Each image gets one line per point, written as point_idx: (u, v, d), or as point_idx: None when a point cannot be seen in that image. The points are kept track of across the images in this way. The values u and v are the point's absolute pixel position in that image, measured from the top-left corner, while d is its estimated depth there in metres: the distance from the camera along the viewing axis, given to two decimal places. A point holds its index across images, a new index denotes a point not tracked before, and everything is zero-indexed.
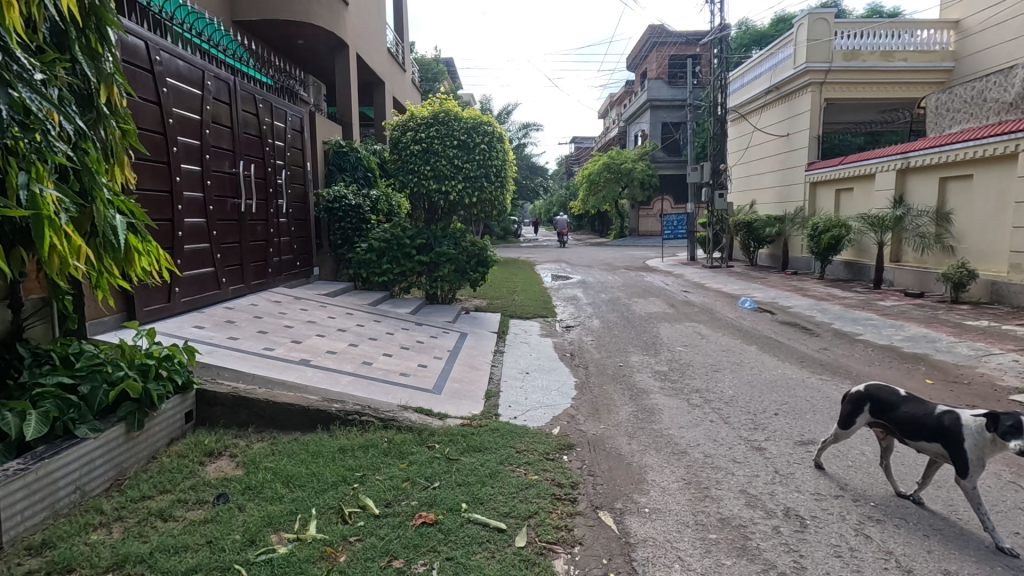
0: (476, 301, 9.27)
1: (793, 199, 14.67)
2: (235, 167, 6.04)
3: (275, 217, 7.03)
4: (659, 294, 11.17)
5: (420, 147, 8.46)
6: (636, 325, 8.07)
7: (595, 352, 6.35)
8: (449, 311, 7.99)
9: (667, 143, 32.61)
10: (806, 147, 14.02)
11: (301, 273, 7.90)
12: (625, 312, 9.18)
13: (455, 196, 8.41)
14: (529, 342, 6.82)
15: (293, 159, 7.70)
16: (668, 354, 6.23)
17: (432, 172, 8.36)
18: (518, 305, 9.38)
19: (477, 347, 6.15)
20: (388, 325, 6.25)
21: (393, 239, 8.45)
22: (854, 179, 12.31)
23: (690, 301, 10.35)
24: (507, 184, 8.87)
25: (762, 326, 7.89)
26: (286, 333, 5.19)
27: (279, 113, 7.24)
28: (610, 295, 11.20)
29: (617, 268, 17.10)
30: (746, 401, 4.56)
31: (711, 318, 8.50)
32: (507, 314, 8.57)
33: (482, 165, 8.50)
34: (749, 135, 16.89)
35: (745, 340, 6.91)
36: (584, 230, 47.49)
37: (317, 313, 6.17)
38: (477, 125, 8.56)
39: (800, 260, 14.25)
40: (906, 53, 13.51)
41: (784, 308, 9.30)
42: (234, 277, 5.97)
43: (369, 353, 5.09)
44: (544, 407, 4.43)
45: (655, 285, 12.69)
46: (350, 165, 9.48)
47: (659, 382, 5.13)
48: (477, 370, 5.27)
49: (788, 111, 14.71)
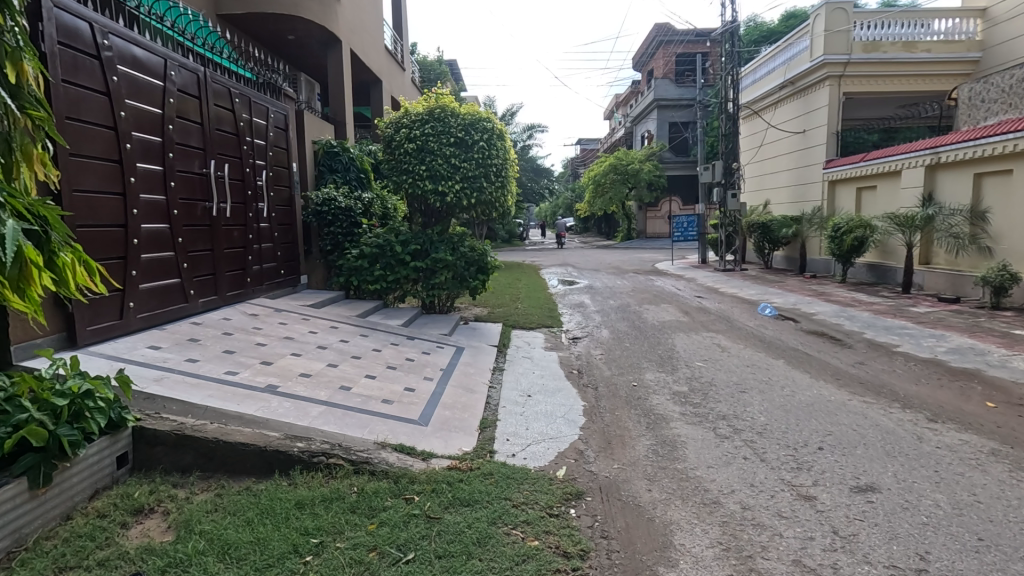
0: (476, 310, 8.66)
1: (810, 198, 13.98)
2: (207, 167, 5.48)
3: (255, 222, 6.47)
4: (672, 300, 10.53)
5: (415, 146, 7.85)
6: (649, 336, 7.42)
7: (605, 369, 5.72)
8: (447, 322, 7.38)
9: (675, 143, 31.92)
10: (824, 144, 13.35)
11: (287, 282, 7.35)
12: (636, 321, 8.52)
13: (453, 197, 7.82)
14: (532, 357, 6.20)
15: (278, 160, 7.15)
16: (687, 370, 5.59)
17: (429, 172, 7.76)
18: (521, 313, 8.78)
19: (474, 365, 5.54)
20: (375, 341, 5.65)
21: (386, 244, 7.87)
22: (877, 177, 11.63)
23: (706, 307, 9.69)
24: (509, 184, 8.27)
25: (787, 336, 7.22)
26: (256, 353, 4.60)
27: (260, 109, 6.69)
28: (620, 301, 10.56)
29: (625, 271, 16.49)
30: (783, 432, 3.91)
31: (731, 327, 7.85)
32: (509, 324, 7.96)
33: (482, 164, 7.91)
34: (762, 133, 16.23)
35: (772, 353, 6.24)
36: (591, 233, 46.85)
37: (297, 327, 5.58)
38: (477, 121, 7.97)
39: (819, 262, 13.55)
40: (929, 43, 12.82)
41: (808, 315, 8.63)
42: (205, 289, 5.41)
43: (348, 376, 4.48)
44: (548, 440, 3.81)
45: (666, 290, 12.06)
46: (341, 166, 8.92)
47: (679, 406, 4.50)
48: (472, 394, 4.66)
49: (804, 107, 14.04)
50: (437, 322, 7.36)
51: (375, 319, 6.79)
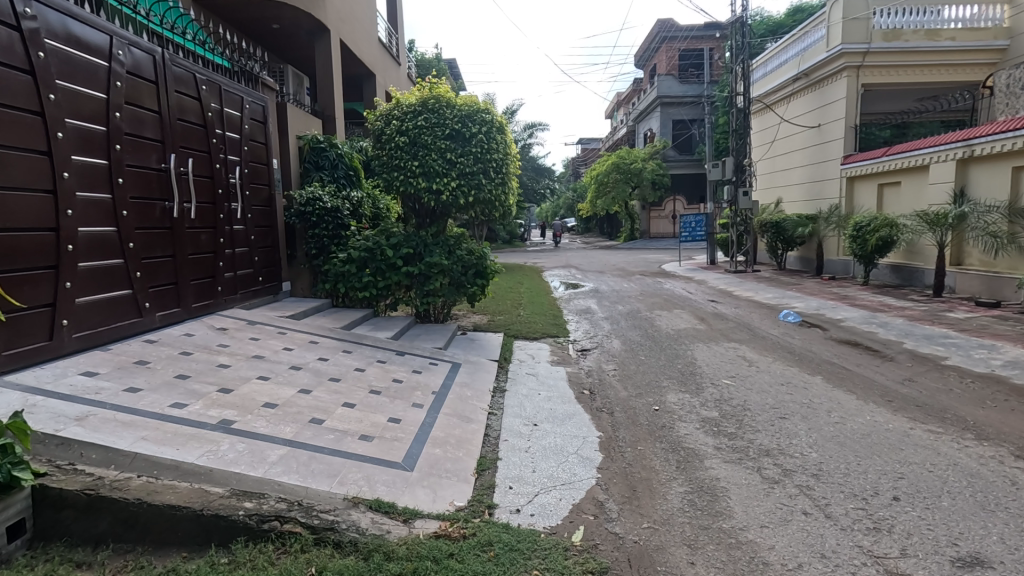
0: (475, 318, 7.97)
1: (826, 196, 13.31)
2: (166, 162, 4.81)
3: (228, 224, 5.81)
4: (685, 305, 9.86)
5: (407, 139, 7.19)
6: (666, 347, 6.72)
7: (621, 389, 5.03)
8: (442, 332, 6.72)
9: (679, 141, 31.23)
10: (841, 138, 12.65)
11: (266, 290, 6.69)
12: (649, 329, 7.84)
13: (448, 196, 7.15)
14: (537, 374, 5.52)
15: (257, 157, 6.50)
16: (713, 390, 4.92)
17: (421, 168, 7.09)
18: (523, 321, 8.11)
19: (472, 386, 4.85)
20: (359, 359, 4.96)
21: (375, 247, 7.19)
22: (901, 172, 10.96)
23: (723, 313, 9.01)
24: (509, 181, 7.59)
25: (818, 347, 6.53)
26: (216, 376, 3.92)
27: (233, 99, 6.02)
28: (629, 306, 9.87)
29: (631, 273, 15.85)
30: (844, 474, 3.24)
31: (754, 336, 7.17)
32: (510, 334, 7.29)
33: (481, 159, 7.24)
34: (774, 127, 15.53)
35: (806, 368, 5.54)
36: (592, 233, 46.20)
37: (269, 344, 4.90)
38: (474, 112, 7.30)
39: (837, 263, 12.85)
40: (953, 31, 12.13)
41: (836, 322, 7.95)
42: (164, 300, 4.75)
43: (323, 405, 3.79)
44: (560, 488, 3.14)
45: (677, 294, 11.40)
46: (329, 163, 8.26)
47: (712, 438, 3.83)
48: (468, 424, 3.97)
49: (820, 99, 13.36)
50: (431, 332, 6.70)
51: (363, 331, 6.12)
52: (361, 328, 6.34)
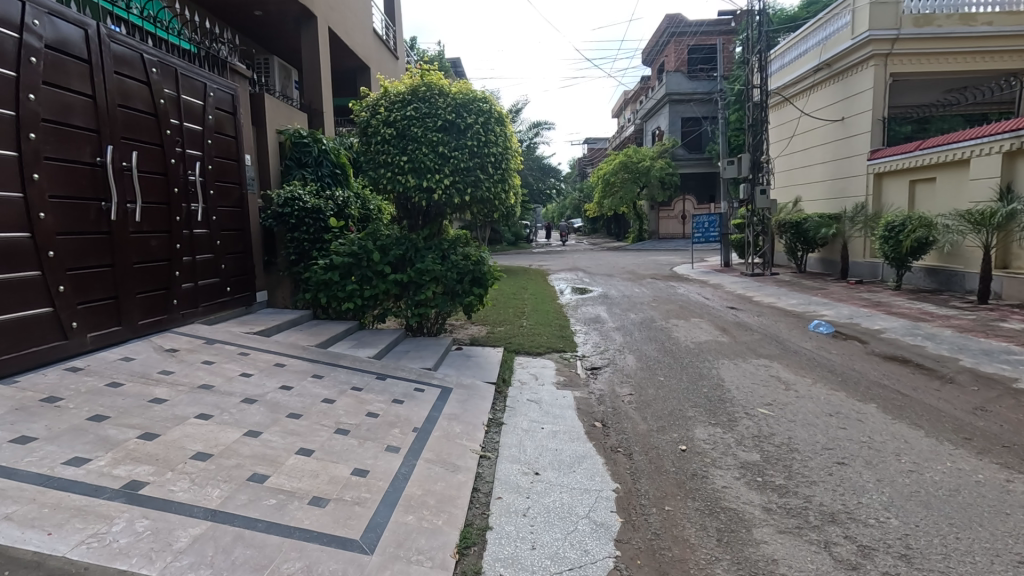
0: (472, 331, 7.20)
1: (851, 193, 12.47)
2: (101, 155, 4.08)
3: (186, 228, 5.07)
4: (703, 313, 9.05)
5: (395, 131, 6.45)
6: (687, 364, 5.93)
7: (639, 421, 4.25)
8: (434, 348, 5.98)
9: (688, 139, 30.40)
10: (869, 132, 11.81)
11: (236, 301, 5.95)
12: (666, 342, 7.04)
13: (440, 194, 6.41)
14: (540, 402, 4.74)
15: (224, 151, 5.77)
16: (751, 423, 4.13)
17: (410, 163, 6.35)
18: (526, 333, 7.35)
19: (463, 419, 4.09)
20: (330, 387, 4.20)
21: (360, 252, 6.47)
22: (936, 167, 10.14)
23: (746, 322, 8.20)
24: (510, 178, 6.82)
25: (861, 365, 5.72)
26: (142, 416, 3.17)
27: (193, 86, 5.30)
28: (642, 315, 9.08)
29: (642, 276, 15.08)
30: (943, 554, 2.46)
31: (786, 351, 6.36)
32: (512, 349, 6.54)
33: (477, 153, 6.48)
34: (794, 122, 14.69)
35: (855, 394, 4.73)
36: (600, 233, 45.47)
37: (224, 369, 4.15)
38: (469, 101, 6.56)
39: (864, 265, 12.00)
40: (990, 15, 11.36)
41: (874, 334, 7.13)
42: (100, 319, 4.04)
43: (271, 454, 3.04)
44: (567, 575, 2.40)
45: (693, 300, 10.60)
46: (312, 160, 7.55)
47: (759, 494, 3.06)
48: (454, 476, 3.20)
49: (844, 91, 12.54)
50: (424, 348, 5.97)
51: (344, 349, 5.40)
52: (342, 345, 5.62)
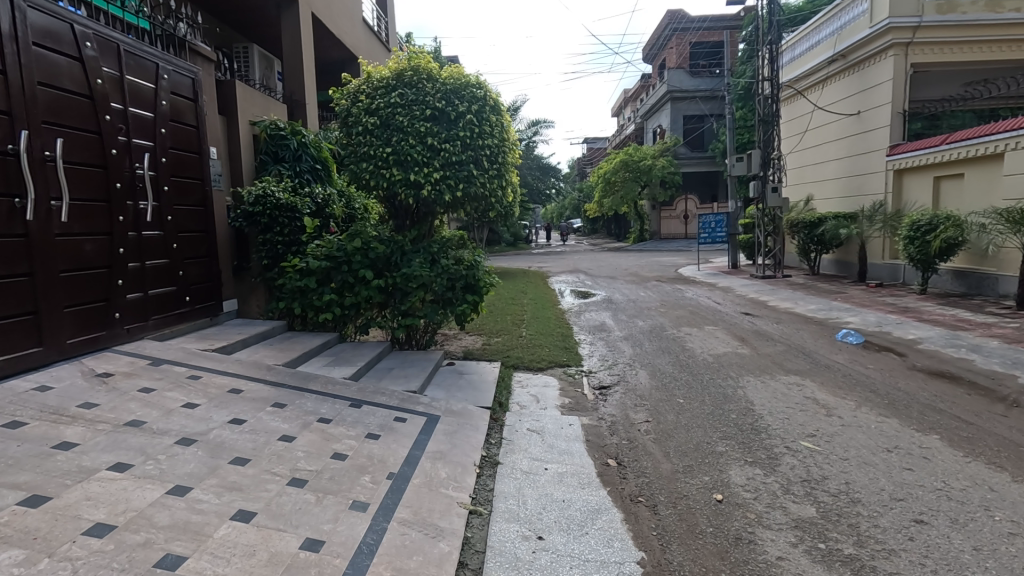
0: (466, 343, 6.50)
1: (869, 191, 11.80)
2: (15, 142, 3.42)
3: (131, 230, 4.37)
4: (717, 320, 8.37)
5: (378, 120, 5.77)
6: (708, 382, 5.23)
7: (661, 459, 3.57)
8: (421, 366, 5.26)
9: (691, 137, 29.68)
10: (888, 126, 11.16)
11: (198, 313, 5.23)
12: (680, 355, 6.36)
13: (429, 191, 5.72)
14: (542, 432, 4.06)
15: (183, 143, 5.07)
16: (796, 462, 3.45)
17: (395, 156, 5.67)
18: (526, 345, 6.68)
19: (451, 459, 3.40)
20: (291, 421, 3.50)
21: (339, 256, 5.80)
22: (965, 162, 9.50)
23: (765, 331, 7.51)
24: (507, 173, 6.12)
25: (906, 383, 5.05)
26: (35, 471, 2.47)
27: (143, 66, 4.60)
28: (651, 322, 8.39)
29: (647, 279, 14.40)
30: None
31: (816, 366, 5.67)
32: (509, 364, 5.85)
33: (471, 145, 5.79)
34: (806, 116, 14.00)
35: (910, 423, 4.05)
36: (600, 233, 44.85)
37: (164, 400, 3.45)
38: (461, 87, 5.87)
39: (883, 267, 11.32)
40: (1017, 2, 10.94)
41: (910, 345, 6.45)
42: (12, 339, 3.37)
43: (196, 522, 2.34)
44: None
45: (704, 305, 9.92)
46: (290, 155, 6.88)
47: (829, 570, 2.38)
48: (435, 545, 2.51)
49: (861, 82, 11.87)
50: (409, 365, 5.25)
51: (316, 369, 4.69)
52: (315, 364, 4.91)
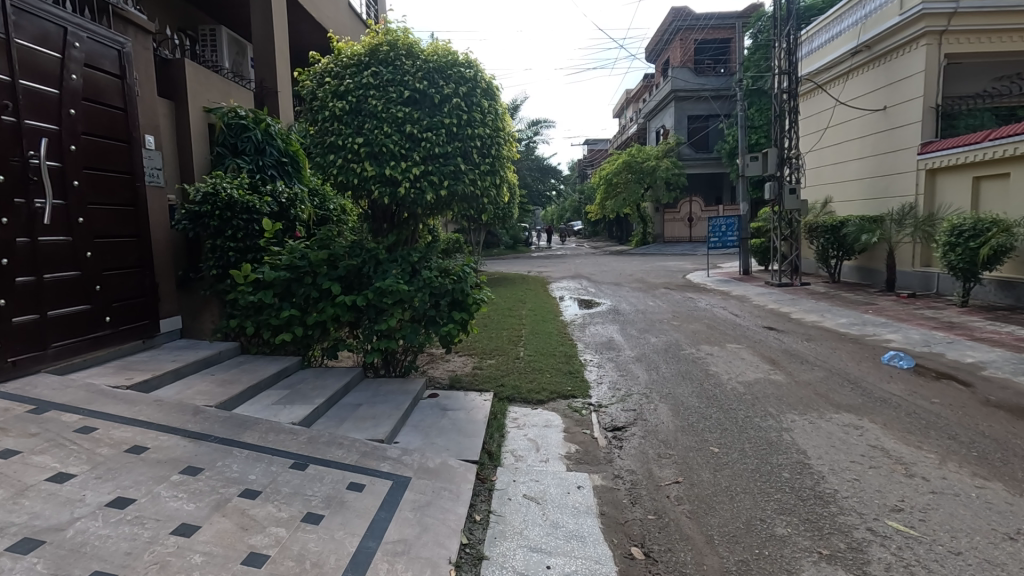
0: (454, 368, 5.56)
1: (897, 192, 10.88)
2: None
3: (22, 235, 3.44)
4: (740, 338, 7.44)
5: (347, 104, 4.84)
6: (745, 422, 4.29)
7: (705, 550, 2.64)
8: (391, 403, 4.28)
9: (696, 137, 28.77)
10: (919, 122, 10.24)
11: (124, 336, 4.29)
12: (705, 382, 5.42)
13: (407, 189, 4.80)
14: (544, 501, 3.12)
15: (102, 127, 4.13)
16: (892, 559, 2.51)
17: (366, 147, 4.75)
18: (524, 369, 5.74)
19: (419, 556, 2.47)
20: (200, 498, 2.56)
21: (302, 266, 4.88)
22: (1010, 160, 8.64)
23: (797, 351, 6.58)
24: (502, 168, 5.21)
25: (989, 424, 4.13)
26: None
27: (43, 30, 3.68)
28: (665, 338, 7.47)
29: (654, 286, 13.50)
30: None
31: (871, 400, 4.73)
32: (503, 396, 4.92)
33: (458, 134, 4.87)
34: (825, 113, 13.07)
35: (1021, 490, 3.11)
36: (602, 237, 43.93)
37: (24, 470, 2.52)
38: (447, 65, 4.94)
39: (913, 276, 10.42)
40: None
41: (973, 371, 5.52)
42: None
43: None
44: None
45: (722, 317, 9.00)
46: (252, 147, 5.94)
47: None
48: None
49: (888, 75, 10.97)
50: (378, 403, 4.27)
51: (259, 412, 3.71)
52: (260, 402, 3.92)
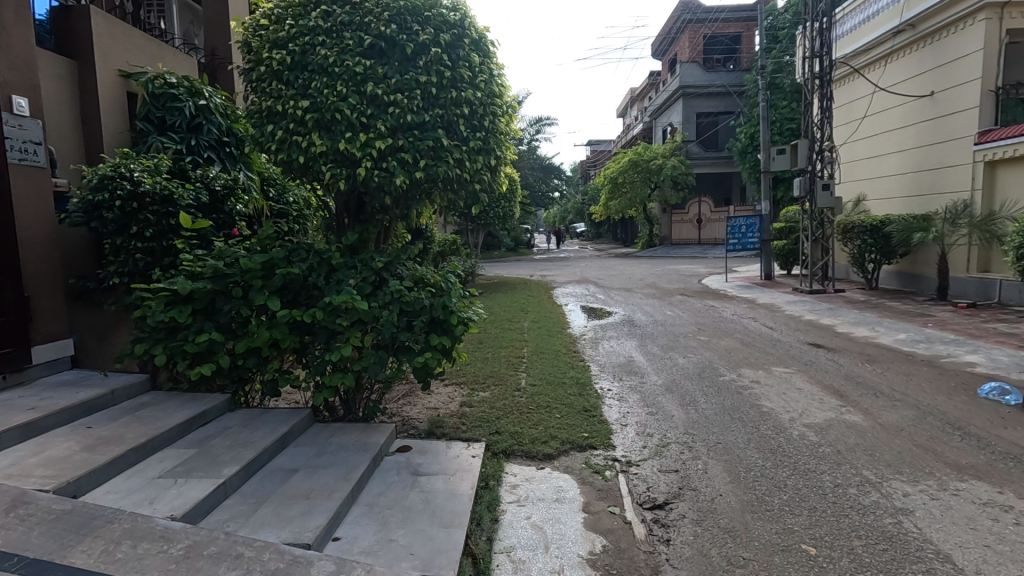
0: (435, 406, 4.33)
1: (948, 188, 9.61)
2: None
3: None
4: (785, 359, 6.19)
5: (289, 55, 3.59)
6: (838, 497, 3.04)
7: None
8: (337, 474, 3.00)
9: (705, 136, 27.52)
10: (976, 107, 9.00)
11: None
12: (761, 426, 4.15)
13: (369, 171, 3.56)
14: None
15: None
16: None
17: (314, 115, 3.51)
18: (525, 404, 4.47)
19: None
20: None
21: (230, 274, 3.63)
22: None
23: (864, 379, 5.32)
24: (496, 147, 3.97)
25: None
26: None
27: None
28: (694, 359, 6.22)
29: (668, 292, 12.28)
30: None
31: (999, 460, 3.47)
32: (499, 450, 3.66)
33: (438, 97, 3.64)
34: (862, 102, 11.81)
35: None
36: (605, 239, 42.67)
37: None
38: (423, 5, 3.69)
39: (969, 283, 9.17)
40: None
41: None
42: None
43: None
44: None
45: (755, 332, 7.75)
46: (184, 123, 4.67)
47: None
48: None
49: (936, 56, 9.73)
50: (317, 474, 2.98)
51: (122, 502, 2.45)
52: (136, 479, 2.66)
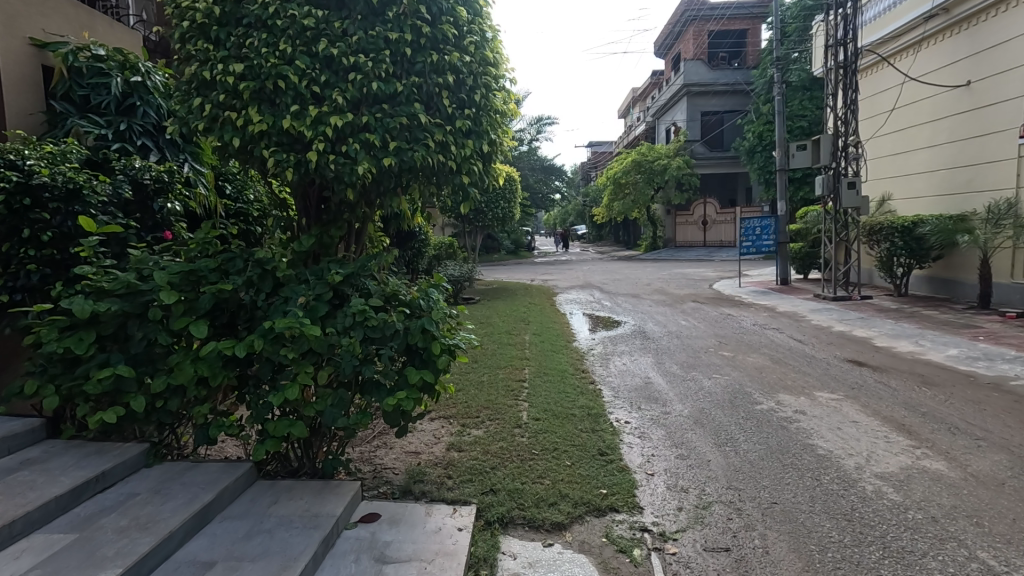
0: (416, 454, 3.49)
1: (989, 185, 8.78)
2: None
3: None
4: (827, 381, 5.34)
5: (221, 5, 2.78)
6: None
7: None
8: (268, 571, 2.15)
9: (710, 136, 26.70)
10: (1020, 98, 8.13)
11: None
12: (824, 478, 3.30)
13: (324, 157, 2.72)
14: None
15: None
16: None
17: (250, 82, 2.69)
18: (526, 446, 3.62)
19: None
20: None
21: (146, 291, 2.79)
22: None
23: (930, 409, 4.48)
24: (489, 129, 3.15)
25: None
26: None
27: None
28: (722, 381, 5.38)
29: (679, 299, 11.45)
30: None
31: None
32: (492, 517, 2.82)
33: (414, 62, 2.82)
34: (890, 93, 10.98)
35: None
36: (606, 241, 41.81)
37: None
38: None
39: (1014, 289, 8.33)
40: None
41: None
42: None
43: None
44: None
45: (783, 346, 6.90)
46: (112, 104, 3.87)
47: None
48: None
49: (974, 42, 8.92)
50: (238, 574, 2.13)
51: None
52: None
